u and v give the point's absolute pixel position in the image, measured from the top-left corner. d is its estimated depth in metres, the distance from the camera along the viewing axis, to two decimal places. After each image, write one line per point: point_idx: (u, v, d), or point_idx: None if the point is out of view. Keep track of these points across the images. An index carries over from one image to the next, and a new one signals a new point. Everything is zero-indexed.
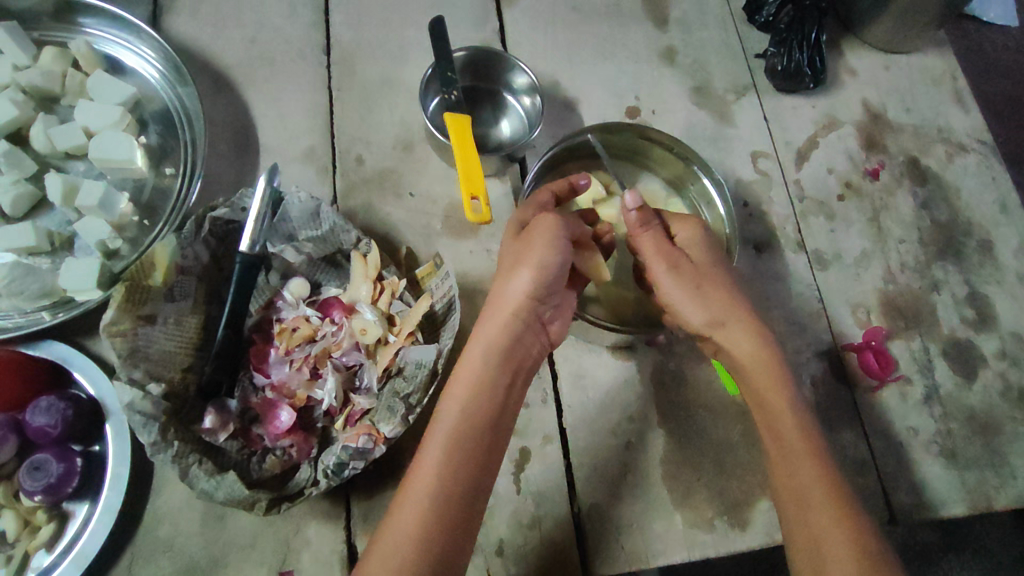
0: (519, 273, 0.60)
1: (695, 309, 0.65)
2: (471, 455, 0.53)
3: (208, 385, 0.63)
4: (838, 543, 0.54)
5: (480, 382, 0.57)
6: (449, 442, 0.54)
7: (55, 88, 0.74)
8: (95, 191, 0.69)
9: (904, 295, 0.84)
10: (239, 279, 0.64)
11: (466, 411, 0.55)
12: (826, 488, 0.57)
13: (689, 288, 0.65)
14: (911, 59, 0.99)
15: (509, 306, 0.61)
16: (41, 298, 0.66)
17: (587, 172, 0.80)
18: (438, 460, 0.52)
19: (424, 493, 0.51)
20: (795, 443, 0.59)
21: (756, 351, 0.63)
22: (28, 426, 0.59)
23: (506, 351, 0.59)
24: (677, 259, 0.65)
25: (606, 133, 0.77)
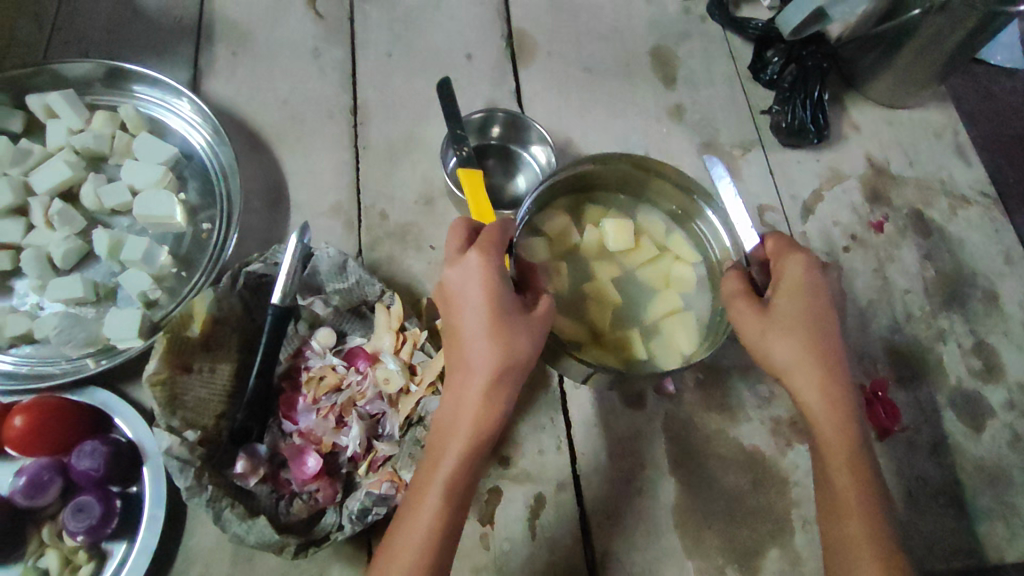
0: (506, 344, 0.56)
1: (779, 347, 0.61)
2: (444, 526, 0.55)
3: (240, 432, 0.65)
4: None
5: (464, 446, 0.55)
6: (433, 518, 0.54)
7: (105, 149, 0.79)
8: (139, 246, 0.74)
9: (911, 345, 0.86)
10: (272, 329, 0.68)
11: (452, 482, 0.55)
12: (876, 547, 0.56)
13: (782, 330, 0.61)
14: (912, 113, 1.04)
15: (484, 376, 0.56)
16: (87, 346, 0.70)
17: (579, 206, 0.79)
18: (417, 536, 0.54)
19: (414, 556, 0.53)
20: (852, 507, 0.58)
21: (817, 387, 0.61)
22: (72, 469, 0.62)
23: (485, 419, 0.56)
24: (794, 299, 0.62)
25: (601, 164, 0.75)
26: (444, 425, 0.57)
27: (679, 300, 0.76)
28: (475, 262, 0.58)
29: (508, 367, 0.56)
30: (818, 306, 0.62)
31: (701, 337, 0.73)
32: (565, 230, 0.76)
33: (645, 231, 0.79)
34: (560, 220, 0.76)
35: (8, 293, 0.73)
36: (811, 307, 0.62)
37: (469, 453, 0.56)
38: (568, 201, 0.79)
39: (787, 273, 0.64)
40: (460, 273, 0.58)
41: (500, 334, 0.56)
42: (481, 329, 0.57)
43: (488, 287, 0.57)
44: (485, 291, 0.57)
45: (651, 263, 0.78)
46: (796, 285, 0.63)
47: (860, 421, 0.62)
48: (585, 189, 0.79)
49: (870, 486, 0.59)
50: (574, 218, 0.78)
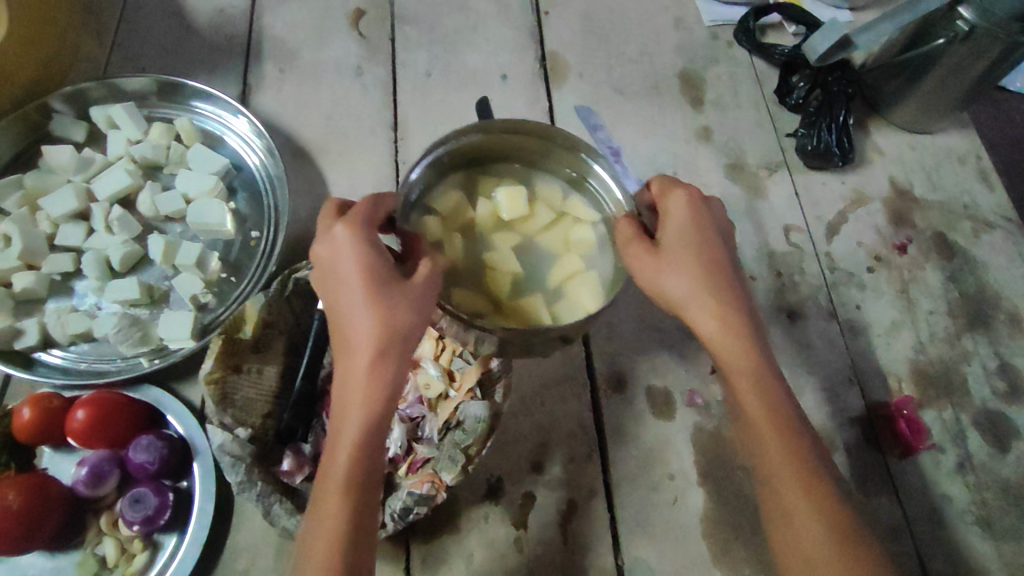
0: (382, 311, 0.55)
1: (675, 285, 0.61)
2: (356, 505, 0.53)
3: (286, 430, 0.69)
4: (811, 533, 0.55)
5: (359, 418, 0.54)
6: (342, 499, 0.52)
7: (161, 159, 0.83)
8: (192, 251, 0.77)
9: (935, 365, 0.88)
10: (319, 333, 0.73)
11: (357, 459, 0.53)
12: (797, 474, 0.57)
13: (677, 271, 0.61)
14: (935, 139, 1.06)
15: (367, 347, 0.55)
16: (141, 345, 0.73)
17: (474, 179, 0.75)
18: (331, 524, 0.52)
19: (330, 542, 0.51)
20: (776, 446, 0.58)
21: (721, 331, 0.61)
22: (129, 462, 0.65)
23: (377, 390, 0.55)
24: (678, 234, 0.63)
25: (493, 133, 0.71)
26: (338, 403, 0.56)
27: (583, 262, 0.72)
28: (343, 232, 0.57)
29: (391, 334, 0.55)
30: (707, 233, 0.63)
31: (606, 295, 0.68)
32: (458, 205, 0.72)
33: (543, 196, 0.75)
34: (451, 195, 0.72)
35: (68, 294, 0.76)
36: (687, 240, 0.62)
37: (368, 425, 0.54)
38: (462, 174, 0.74)
39: (673, 210, 0.64)
40: (330, 247, 0.57)
41: (376, 303, 0.55)
42: (361, 303, 0.56)
43: (360, 259, 0.56)
44: (355, 261, 0.56)
45: (552, 226, 0.74)
46: (679, 217, 0.63)
47: (767, 347, 0.62)
48: (477, 160, 0.75)
49: (786, 412, 0.60)
50: (468, 192, 0.74)
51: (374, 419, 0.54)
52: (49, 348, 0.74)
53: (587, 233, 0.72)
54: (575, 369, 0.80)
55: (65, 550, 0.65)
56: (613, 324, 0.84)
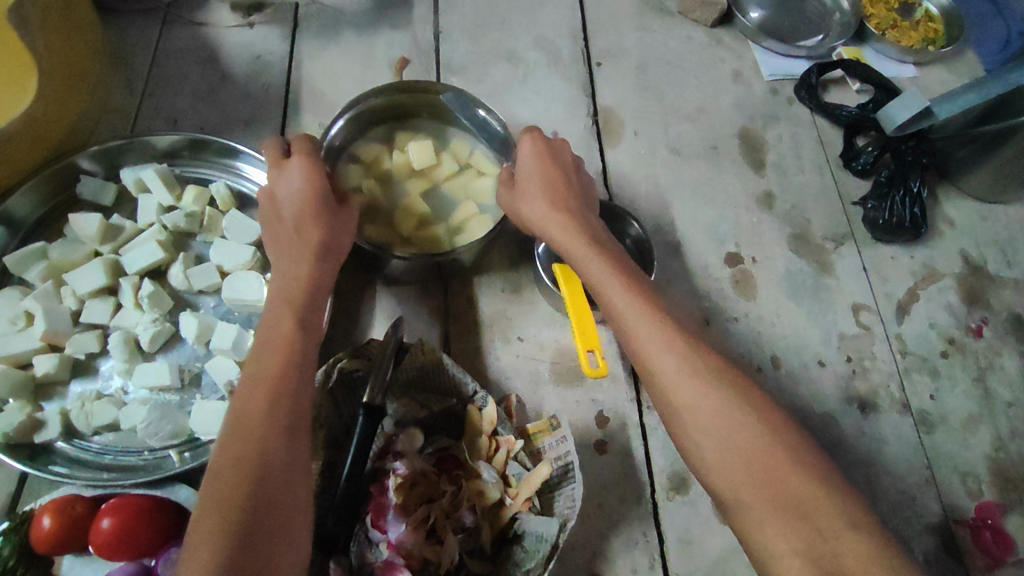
0: (325, 216, 0.64)
1: (535, 202, 0.69)
2: (293, 357, 0.55)
3: (327, 537, 0.63)
4: (715, 415, 0.53)
5: (299, 302, 0.59)
6: (283, 350, 0.55)
7: (194, 226, 0.78)
8: (228, 333, 0.71)
9: (1017, 464, 0.82)
10: (363, 430, 0.65)
11: (292, 322, 0.57)
12: (682, 354, 0.56)
13: (539, 190, 0.69)
14: (1010, 209, 1.00)
15: (312, 236, 0.63)
16: (171, 439, 0.68)
17: (392, 132, 0.88)
18: (278, 368, 0.54)
19: (275, 379, 0.53)
20: (665, 335, 0.57)
21: (570, 234, 0.66)
22: (158, 573, 0.61)
23: (312, 274, 0.61)
24: (540, 161, 0.71)
25: (406, 92, 0.85)
26: (276, 292, 0.60)
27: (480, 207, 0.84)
28: (297, 152, 0.66)
29: (331, 240, 0.64)
30: (560, 162, 0.72)
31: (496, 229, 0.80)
32: (377, 154, 0.85)
33: (451, 149, 0.87)
34: (370, 146, 0.85)
35: (93, 376, 0.71)
36: (549, 168, 0.71)
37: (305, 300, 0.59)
38: (383, 128, 0.87)
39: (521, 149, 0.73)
40: (278, 163, 0.66)
41: (319, 200, 0.64)
42: (307, 198, 0.64)
43: (307, 163, 0.65)
44: (302, 171, 0.65)
45: (457, 177, 0.85)
46: (529, 151, 0.72)
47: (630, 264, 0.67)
48: (396, 117, 0.88)
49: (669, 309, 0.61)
50: (386, 143, 0.87)
51: (311, 306, 0.60)
52: (70, 438, 0.68)
53: (485, 183, 0.84)
54: (634, 469, 0.75)
55: None
56: None
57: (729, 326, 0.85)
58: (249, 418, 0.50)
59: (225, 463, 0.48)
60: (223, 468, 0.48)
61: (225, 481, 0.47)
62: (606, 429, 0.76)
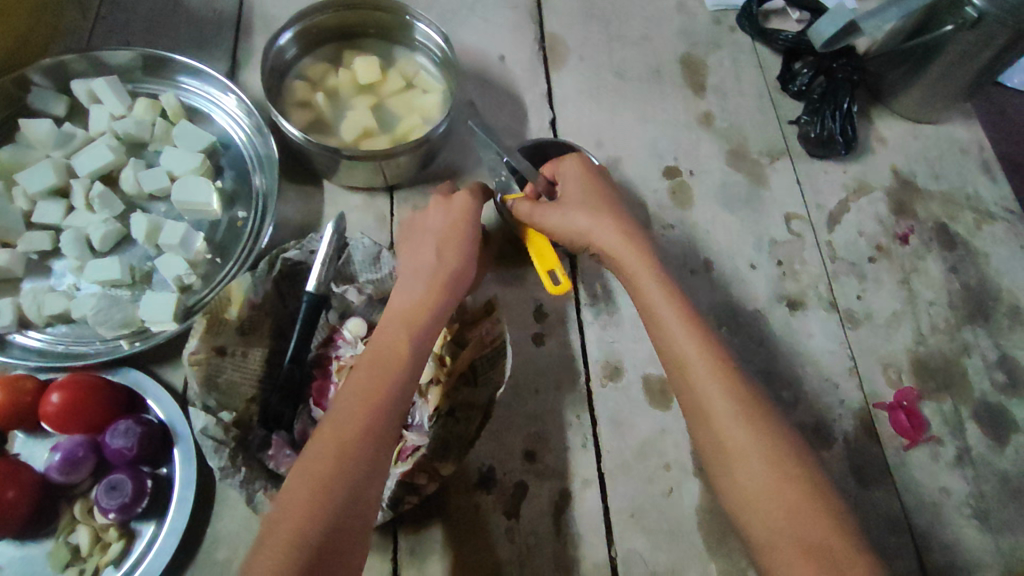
0: (461, 251, 0.67)
1: (581, 215, 0.67)
2: (394, 380, 0.56)
3: (272, 414, 0.67)
4: (755, 462, 0.54)
5: (420, 327, 0.60)
6: (385, 370, 0.56)
7: (145, 135, 0.80)
8: (176, 231, 0.74)
9: (935, 357, 0.87)
10: (306, 316, 0.70)
11: (406, 343, 0.59)
12: (730, 398, 0.56)
13: (578, 207, 0.68)
14: (939, 129, 1.04)
15: (438, 270, 0.64)
16: (121, 328, 0.71)
17: (340, 52, 0.90)
18: (377, 384, 0.55)
19: (368, 401, 0.54)
20: (714, 374, 0.58)
21: (622, 246, 0.65)
22: (106, 447, 0.63)
23: (432, 304, 0.62)
24: (584, 186, 0.71)
25: (351, 10, 0.87)
26: (397, 312, 0.61)
27: (424, 119, 0.86)
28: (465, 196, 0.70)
29: (461, 272, 0.66)
30: (601, 186, 0.71)
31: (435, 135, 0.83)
32: (325, 71, 0.87)
33: (398, 67, 0.89)
34: (319, 64, 0.88)
35: (46, 273, 0.74)
36: (586, 189, 0.70)
37: (426, 325, 0.61)
38: (332, 49, 0.90)
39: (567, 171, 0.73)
40: (444, 205, 0.70)
41: (452, 240, 0.67)
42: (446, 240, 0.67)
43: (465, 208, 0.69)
44: (463, 215, 0.69)
45: (401, 93, 0.88)
46: (571, 174, 0.72)
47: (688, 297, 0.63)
48: (344, 38, 0.91)
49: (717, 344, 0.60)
50: (334, 62, 0.90)
51: (429, 331, 0.61)
52: (25, 330, 0.71)
53: (428, 98, 0.87)
54: (569, 357, 0.78)
55: (35, 537, 0.63)
56: (610, 311, 0.82)
57: (665, 233, 0.89)
58: (332, 432, 0.52)
59: (304, 476, 0.50)
60: (305, 486, 0.49)
61: (301, 490, 0.49)
62: (543, 322, 0.80)
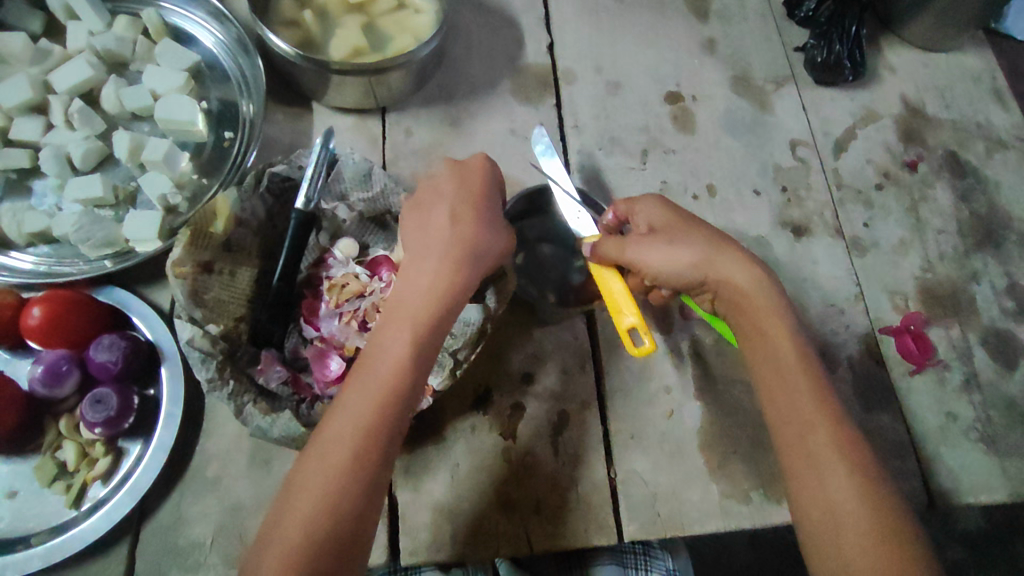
0: (470, 235, 0.59)
1: (683, 254, 0.63)
2: (387, 401, 0.52)
3: (263, 332, 0.66)
4: (852, 523, 0.53)
5: (419, 331, 0.55)
6: (382, 390, 0.52)
7: (126, 53, 0.77)
8: (160, 147, 0.72)
9: (943, 284, 0.84)
10: (295, 234, 0.66)
11: (406, 356, 0.53)
12: (844, 461, 0.55)
13: (683, 244, 0.63)
14: (951, 57, 1.00)
15: (443, 261, 0.58)
16: (105, 247, 0.69)
17: None
18: (369, 406, 0.51)
19: (361, 431, 0.50)
20: (830, 437, 0.56)
21: (754, 291, 0.62)
22: (90, 362, 0.61)
23: (435, 306, 0.56)
24: (675, 223, 0.65)
25: None
26: (403, 301, 0.56)
27: (416, 40, 0.82)
28: (477, 162, 0.63)
29: (467, 258, 0.58)
30: (693, 220, 0.66)
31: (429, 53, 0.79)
32: None
33: None
34: None
35: (27, 193, 0.71)
36: (678, 223, 0.65)
37: (428, 333, 0.55)
38: None
39: (644, 211, 0.67)
40: (451, 173, 0.62)
41: (462, 227, 0.59)
42: (456, 224, 0.59)
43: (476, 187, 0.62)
44: (474, 185, 0.62)
45: (393, 13, 0.83)
46: (653, 214, 0.67)
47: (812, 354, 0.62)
48: None
49: (835, 404, 0.59)
50: None
51: (434, 336, 0.55)
52: (6, 249, 0.69)
53: (421, 18, 0.82)
54: None
55: (22, 453, 0.62)
56: None
57: (666, 159, 0.86)
58: (323, 465, 0.49)
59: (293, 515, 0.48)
60: (291, 525, 0.47)
61: (288, 530, 0.47)
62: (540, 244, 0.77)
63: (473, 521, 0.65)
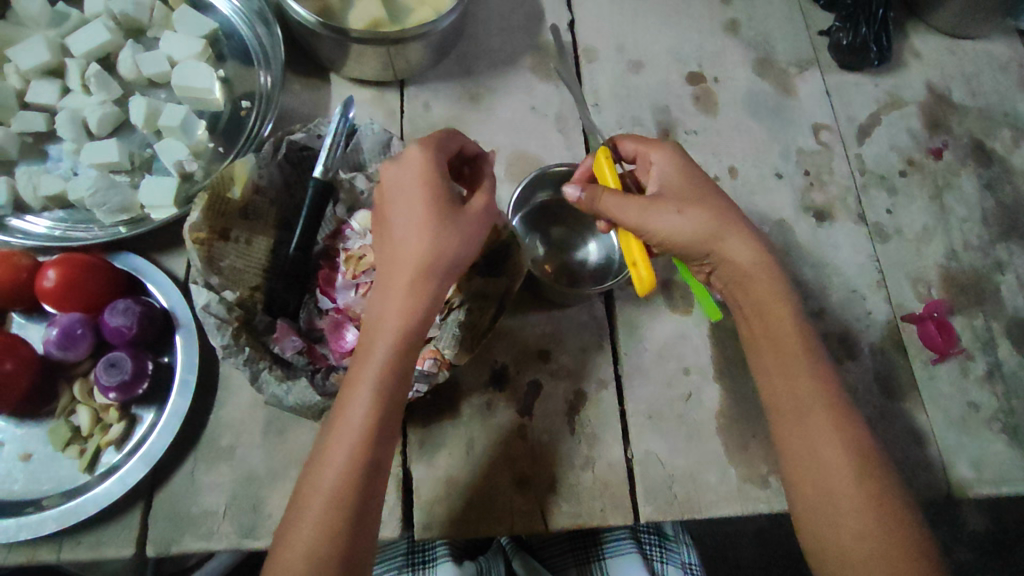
0: (427, 249, 0.52)
1: (678, 220, 0.58)
2: (356, 459, 0.50)
3: (277, 302, 0.65)
4: (849, 515, 0.54)
5: (385, 376, 0.51)
6: (350, 449, 0.50)
7: (144, 18, 0.76)
8: (176, 114, 0.71)
9: (967, 273, 0.83)
10: (312, 203, 0.65)
11: (370, 410, 0.51)
12: (840, 447, 0.56)
13: (679, 206, 0.59)
14: (978, 44, 0.98)
15: (403, 288, 0.52)
16: (120, 213, 0.68)
17: None
18: (338, 469, 0.49)
19: (331, 497, 0.49)
20: (828, 423, 0.57)
21: (755, 270, 0.60)
22: (105, 326, 0.61)
23: (397, 344, 0.52)
24: (681, 187, 0.61)
25: None
26: (367, 333, 0.53)
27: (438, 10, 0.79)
28: (417, 154, 0.55)
29: (429, 278, 0.53)
30: (701, 185, 0.62)
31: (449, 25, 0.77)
32: None
33: None
34: None
35: (43, 157, 0.71)
36: (683, 185, 0.62)
37: (390, 375, 0.51)
38: None
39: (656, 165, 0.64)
40: (400, 168, 0.55)
41: (421, 241, 0.53)
42: (412, 237, 0.53)
43: (427, 183, 0.54)
44: (421, 184, 0.54)
45: None
46: (664, 167, 0.63)
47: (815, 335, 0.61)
48: None
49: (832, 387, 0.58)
50: None
51: (398, 375, 0.52)
52: (22, 213, 0.68)
53: None
54: (586, 259, 0.75)
55: (35, 418, 0.61)
56: None
57: (686, 139, 0.85)
58: (299, 536, 0.48)
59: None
60: None
61: None
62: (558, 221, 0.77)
63: (488, 497, 0.64)
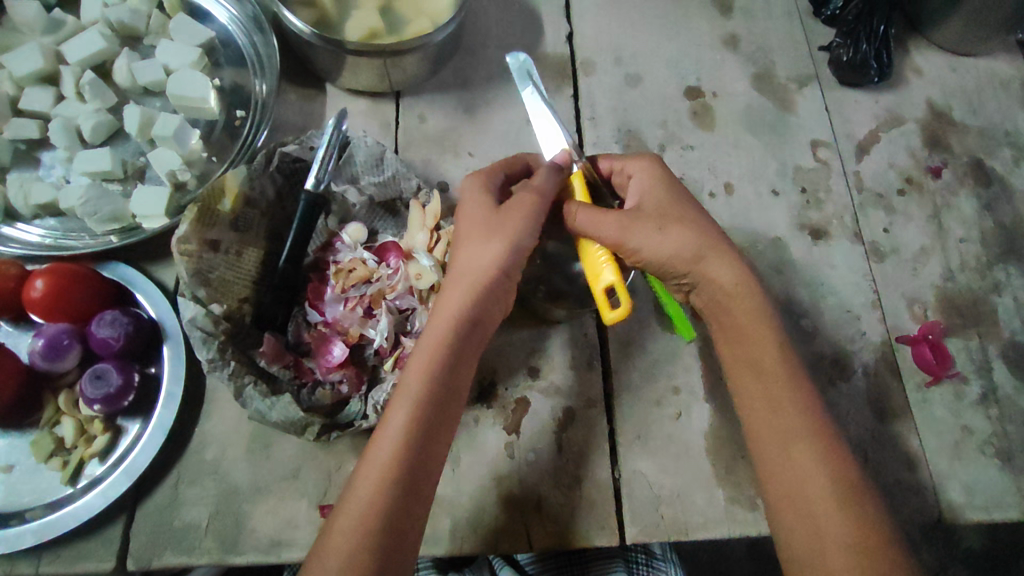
0: (487, 240, 0.57)
1: (662, 246, 0.59)
2: (411, 438, 0.51)
3: (265, 315, 0.64)
4: (834, 546, 0.51)
5: (442, 357, 0.54)
6: (404, 429, 0.51)
7: (140, 26, 0.76)
8: (170, 123, 0.70)
9: (964, 294, 0.82)
10: (303, 216, 0.65)
11: (426, 388, 0.53)
12: (824, 476, 0.54)
13: (655, 227, 0.59)
14: (980, 61, 0.97)
15: (468, 277, 0.56)
16: (110, 222, 0.68)
17: None
18: (391, 448, 0.50)
19: (381, 474, 0.49)
20: (810, 448, 0.55)
21: (734, 296, 0.60)
22: (91, 338, 0.60)
23: (456, 329, 0.55)
24: (658, 201, 0.62)
25: None
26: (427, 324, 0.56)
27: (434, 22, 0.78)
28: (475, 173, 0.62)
29: (489, 267, 0.56)
30: (679, 199, 0.63)
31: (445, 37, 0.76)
32: None
33: None
34: None
35: (36, 164, 0.71)
36: (661, 202, 0.62)
37: (448, 357, 0.54)
38: None
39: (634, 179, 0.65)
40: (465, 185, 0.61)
41: (484, 234, 0.57)
42: (473, 234, 0.57)
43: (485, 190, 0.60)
44: (480, 193, 0.60)
45: None
46: (644, 180, 0.64)
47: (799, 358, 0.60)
48: None
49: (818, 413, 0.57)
50: None
51: (455, 358, 0.54)
52: (13, 221, 0.69)
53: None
54: None
55: (21, 427, 0.61)
56: None
57: (683, 155, 0.85)
58: (348, 518, 0.48)
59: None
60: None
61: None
62: None
63: (472, 515, 0.64)
